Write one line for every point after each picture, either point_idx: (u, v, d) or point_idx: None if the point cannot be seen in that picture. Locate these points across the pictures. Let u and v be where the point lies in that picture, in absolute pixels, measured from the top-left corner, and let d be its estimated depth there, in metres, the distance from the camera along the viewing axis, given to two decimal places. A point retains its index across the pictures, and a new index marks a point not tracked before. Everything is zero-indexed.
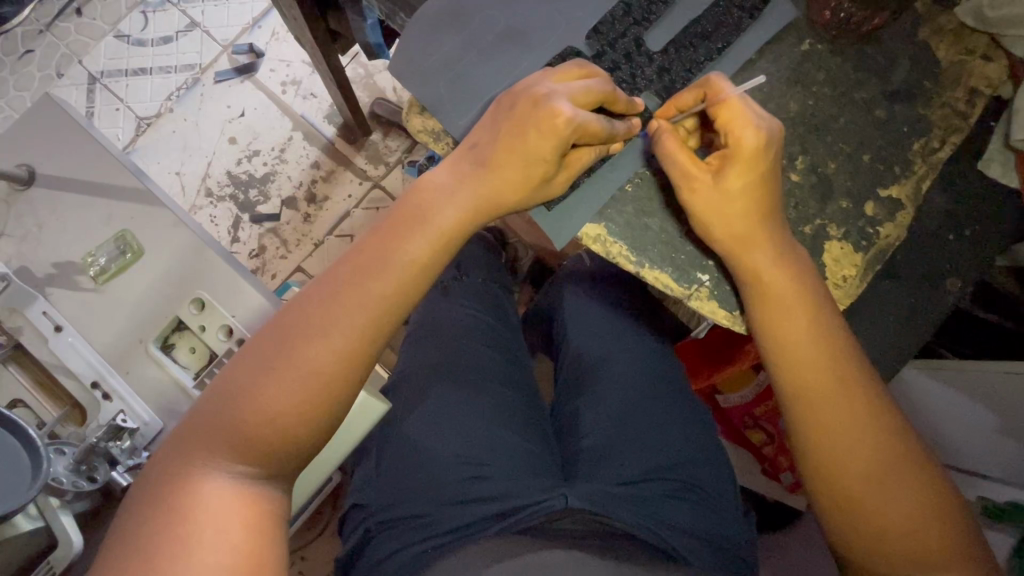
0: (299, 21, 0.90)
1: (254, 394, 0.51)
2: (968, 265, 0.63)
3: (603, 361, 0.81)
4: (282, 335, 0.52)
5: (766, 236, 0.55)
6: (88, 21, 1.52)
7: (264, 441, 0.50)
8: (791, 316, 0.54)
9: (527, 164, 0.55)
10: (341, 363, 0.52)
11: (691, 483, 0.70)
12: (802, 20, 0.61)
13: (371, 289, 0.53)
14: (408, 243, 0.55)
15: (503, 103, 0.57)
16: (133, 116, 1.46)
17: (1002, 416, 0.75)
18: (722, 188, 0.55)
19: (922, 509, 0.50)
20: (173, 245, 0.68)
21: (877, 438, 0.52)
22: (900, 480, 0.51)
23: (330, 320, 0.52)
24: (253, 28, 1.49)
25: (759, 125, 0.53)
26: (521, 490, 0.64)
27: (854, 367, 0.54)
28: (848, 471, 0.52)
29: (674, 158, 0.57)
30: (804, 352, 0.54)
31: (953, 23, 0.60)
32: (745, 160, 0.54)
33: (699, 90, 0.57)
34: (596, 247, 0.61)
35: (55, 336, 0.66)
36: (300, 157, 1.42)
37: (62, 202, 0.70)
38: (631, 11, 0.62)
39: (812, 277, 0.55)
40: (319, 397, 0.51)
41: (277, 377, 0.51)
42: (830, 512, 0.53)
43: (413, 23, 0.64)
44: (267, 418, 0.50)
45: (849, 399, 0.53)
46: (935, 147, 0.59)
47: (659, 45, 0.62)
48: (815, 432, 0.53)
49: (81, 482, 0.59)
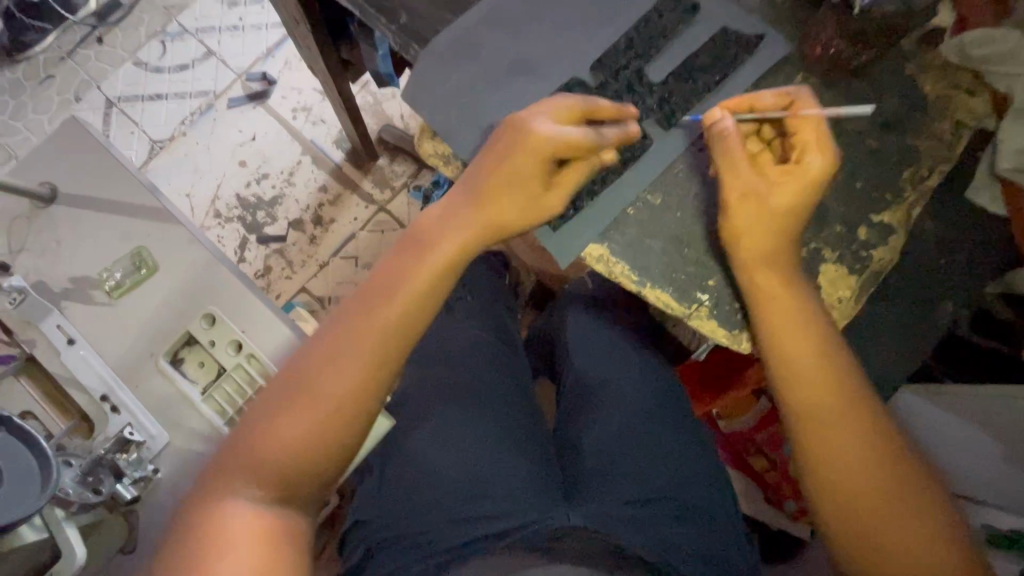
0: (315, 51, 0.94)
1: (274, 422, 0.53)
2: (959, 289, 0.65)
3: (605, 382, 0.81)
4: (300, 366, 0.54)
5: (771, 258, 0.56)
6: (109, 48, 1.58)
7: (282, 465, 0.52)
8: (795, 342, 0.55)
9: (516, 182, 0.58)
10: (356, 392, 0.54)
11: (693, 505, 0.70)
12: (795, 55, 0.64)
13: (385, 319, 0.56)
14: (416, 268, 0.57)
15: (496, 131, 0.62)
16: (148, 139, 1.51)
17: (1006, 445, 0.75)
18: (775, 192, 0.56)
19: (927, 528, 0.51)
20: (188, 262, 0.70)
21: (882, 464, 0.53)
22: (902, 498, 0.52)
23: (343, 352, 0.54)
24: (267, 57, 1.55)
25: (832, 157, 0.55)
26: (523, 510, 0.64)
27: (855, 387, 0.55)
28: (851, 492, 0.53)
29: (729, 157, 0.57)
30: (811, 377, 0.55)
31: (938, 60, 0.63)
32: (807, 179, 0.55)
33: (789, 100, 0.59)
34: (599, 267, 0.61)
35: (66, 348, 0.68)
36: (308, 180, 1.46)
37: (82, 219, 0.72)
38: (632, 45, 0.66)
39: (813, 305, 0.57)
40: (336, 424, 0.53)
41: (296, 405, 0.53)
42: (840, 541, 0.53)
43: (427, 53, 0.67)
44: (286, 446, 0.52)
45: (855, 424, 0.54)
46: (924, 175, 0.61)
47: (659, 78, 0.66)
48: (821, 459, 0.54)
49: (86, 493, 0.59)
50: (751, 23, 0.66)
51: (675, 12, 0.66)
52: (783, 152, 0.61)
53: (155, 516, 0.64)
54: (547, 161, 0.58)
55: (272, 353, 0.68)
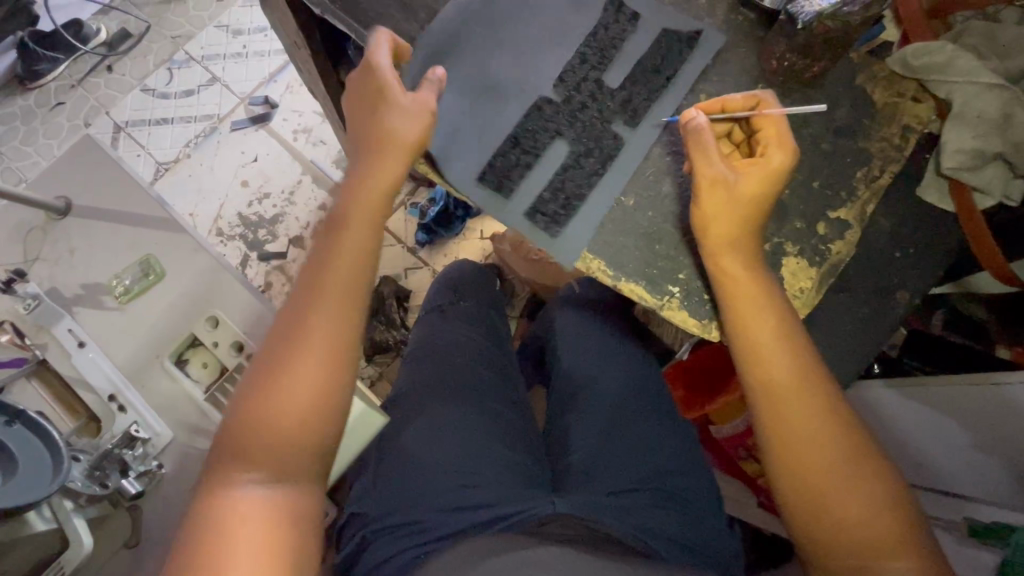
0: (314, 74, 1.01)
1: (256, 405, 0.55)
2: (914, 281, 0.69)
3: (590, 380, 0.84)
4: (270, 352, 0.57)
5: (736, 249, 0.60)
6: (117, 76, 1.66)
7: (275, 440, 0.54)
8: (756, 319, 0.59)
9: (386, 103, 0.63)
10: (329, 359, 0.57)
11: (673, 493, 0.73)
12: (755, 68, 0.70)
13: (345, 283, 0.60)
14: (355, 230, 0.62)
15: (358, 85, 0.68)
16: (153, 161, 1.57)
17: (975, 433, 0.77)
18: (742, 181, 0.60)
19: (872, 509, 0.54)
20: (194, 268, 0.75)
21: (834, 436, 0.57)
22: (854, 481, 0.55)
23: (307, 324, 0.57)
24: (269, 82, 1.62)
25: (791, 153, 0.60)
26: (510, 498, 0.69)
27: (819, 379, 0.59)
28: (810, 475, 0.56)
29: (702, 148, 0.60)
30: (768, 353, 0.59)
31: (885, 71, 0.68)
32: (769, 172, 0.59)
33: (753, 100, 0.63)
34: (577, 263, 0.66)
35: (77, 351, 0.71)
36: (309, 199, 1.52)
37: (94, 230, 0.77)
38: (586, 59, 0.71)
39: (775, 290, 0.61)
40: (318, 390, 0.56)
41: (276, 381, 0.55)
42: (792, 506, 0.57)
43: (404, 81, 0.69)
44: (276, 428, 0.55)
45: (809, 399, 0.58)
46: (876, 175, 0.66)
47: (617, 83, 0.70)
48: (776, 428, 0.58)
49: (94, 486, 0.63)
50: (714, 39, 0.71)
51: (619, 24, 0.71)
52: (751, 151, 0.66)
53: (159, 510, 0.67)
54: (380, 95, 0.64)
55: None
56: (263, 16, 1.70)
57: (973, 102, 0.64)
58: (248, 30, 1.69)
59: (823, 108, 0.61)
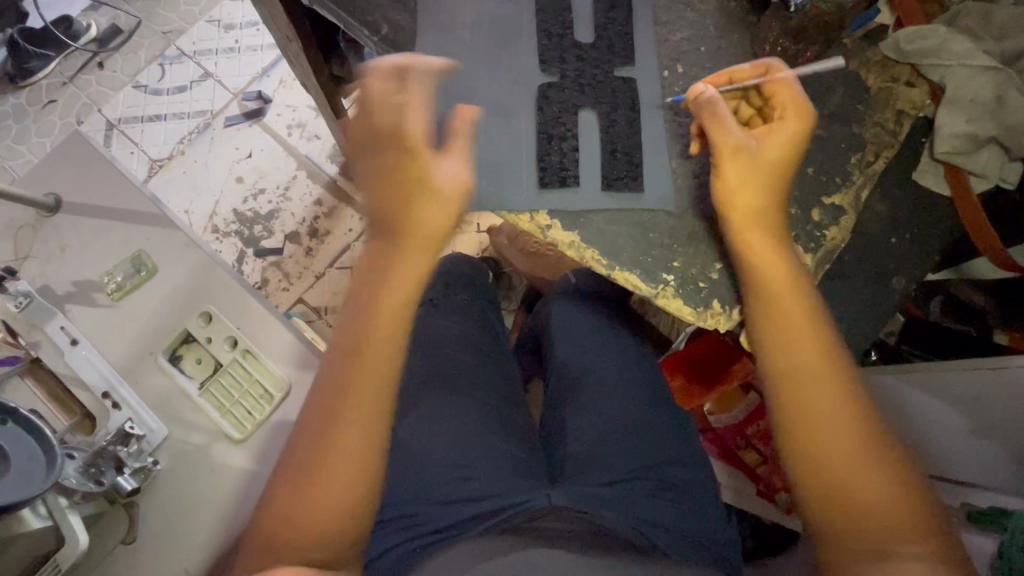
0: (307, 67, 1.00)
1: (288, 500, 0.54)
2: (910, 267, 0.68)
3: (586, 371, 0.84)
4: (303, 445, 0.56)
5: (765, 221, 0.60)
6: (109, 73, 1.64)
7: (313, 527, 0.53)
8: (776, 298, 0.58)
9: (418, 189, 0.61)
10: (360, 453, 0.55)
11: (671, 484, 0.73)
12: (747, 53, 0.69)
13: (379, 347, 0.58)
14: (389, 291, 0.59)
15: (356, 125, 0.63)
16: (147, 158, 1.56)
17: (972, 417, 0.77)
18: (763, 149, 0.60)
19: (889, 493, 0.52)
20: (185, 264, 0.75)
21: (855, 419, 0.54)
22: (877, 468, 0.52)
23: (344, 416, 0.56)
24: (262, 76, 1.61)
25: (808, 115, 0.60)
26: (509, 490, 0.69)
27: (845, 363, 0.56)
28: (828, 454, 0.53)
29: (720, 121, 0.61)
30: (789, 333, 0.57)
31: (878, 56, 0.68)
32: (789, 137, 0.60)
33: (762, 68, 0.63)
34: (571, 252, 0.65)
35: (69, 349, 0.71)
36: (304, 194, 1.51)
37: (85, 227, 0.76)
38: (550, 31, 0.70)
39: (796, 267, 0.59)
40: (367, 460, 0.55)
41: (326, 450, 0.55)
42: (809, 490, 0.54)
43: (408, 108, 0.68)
44: (322, 498, 0.54)
45: (831, 379, 0.55)
46: (870, 160, 0.65)
47: (589, 39, 0.70)
48: (796, 408, 0.55)
49: (88, 483, 0.62)
50: (706, 26, 0.70)
51: None
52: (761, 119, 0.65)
53: (155, 507, 0.67)
54: (421, 141, 0.62)
55: (263, 347, 0.73)
56: (255, 9, 1.68)
57: (967, 86, 0.63)
58: (240, 24, 1.67)
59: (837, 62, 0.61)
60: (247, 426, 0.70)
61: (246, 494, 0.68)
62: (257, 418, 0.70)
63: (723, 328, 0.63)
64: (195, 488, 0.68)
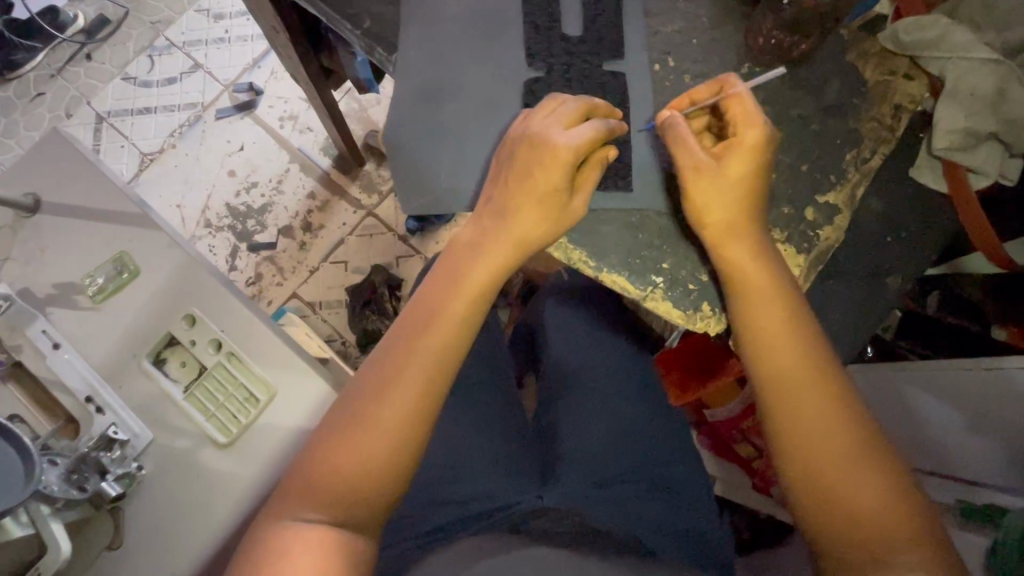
0: (295, 59, 0.97)
1: (329, 457, 0.53)
2: (906, 266, 0.67)
3: (578, 370, 0.83)
4: (345, 404, 0.55)
5: (740, 235, 0.58)
6: (97, 65, 1.61)
7: (342, 496, 0.52)
8: (763, 306, 0.56)
9: (529, 198, 0.58)
10: (399, 429, 0.53)
11: (662, 485, 0.73)
12: (741, 45, 0.67)
13: (441, 323, 0.57)
14: (468, 273, 0.58)
15: (504, 153, 0.61)
16: (138, 152, 1.54)
17: (968, 415, 0.76)
18: (725, 168, 0.58)
19: (880, 500, 0.50)
20: (167, 265, 0.73)
21: (844, 426, 0.53)
22: (869, 472, 0.51)
23: (393, 387, 0.54)
24: (253, 68, 1.58)
25: (764, 124, 0.57)
26: (498, 491, 0.69)
27: (828, 366, 0.55)
28: (817, 463, 0.52)
29: (681, 142, 0.59)
30: (775, 342, 0.55)
31: (876, 47, 0.65)
32: (746, 150, 0.57)
33: (714, 85, 0.61)
34: (558, 254, 0.63)
35: (52, 353, 0.70)
36: (297, 187, 1.49)
37: (66, 227, 0.75)
38: (537, 25, 0.68)
39: (781, 274, 0.57)
40: (411, 430, 0.54)
41: (369, 412, 0.53)
42: (799, 499, 0.53)
43: (392, 110, 0.67)
44: (361, 457, 0.52)
45: (818, 387, 0.54)
46: (867, 156, 0.64)
47: (577, 32, 0.68)
48: (783, 418, 0.54)
49: (71, 490, 0.62)
50: (698, 17, 0.68)
51: None
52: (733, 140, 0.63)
53: (141, 512, 0.67)
54: (567, 160, 0.57)
55: (248, 349, 0.71)
56: None
57: (968, 79, 0.61)
58: (229, 13, 1.64)
59: (780, 70, 0.62)
60: (232, 430, 0.69)
61: (233, 499, 0.67)
62: (242, 422, 0.69)
63: (714, 331, 0.61)
64: (181, 493, 0.67)
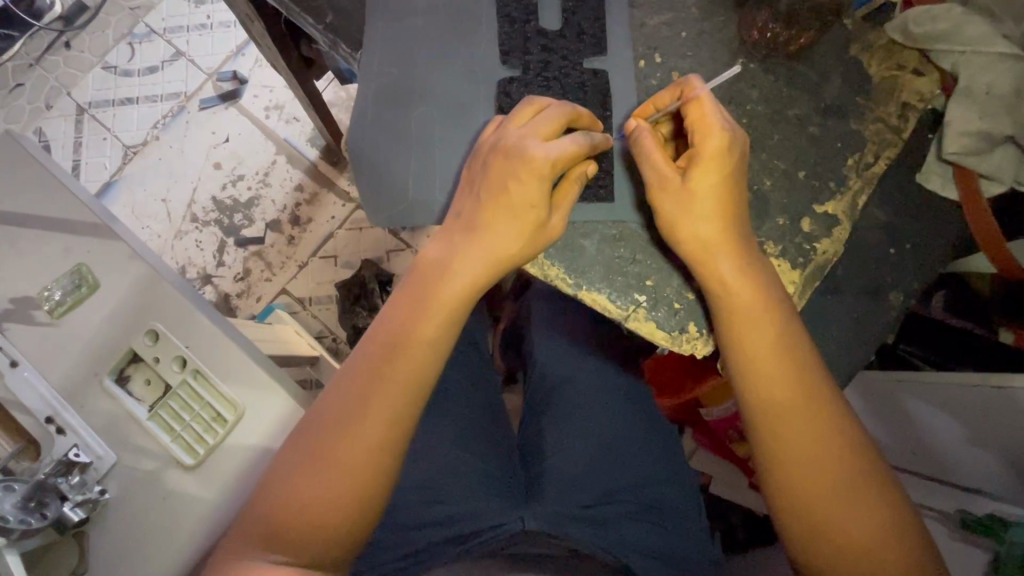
0: (272, 50, 0.92)
1: (289, 494, 0.49)
2: (912, 277, 0.63)
3: (566, 380, 0.80)
4: (313, 431, 0.51)
5: (724, 252, 0.53)
6: (76, 53, 1.56)
7: (304, 534, 0.49)
8: (755, 328, 0.52)
9: (501, 216, 0.54)
10: (369, 459, 0.50)
11: (650, 506, 0.70)
12: (735, 38, 0.62)
13: (407, 348, 0.53)
14: (439, 295, 0.54)
15: (475, 167, 0.57)
16: (121, 145, 1.49)
17: (969, 427, 0.73)
18: (690, 181, 0.54)
19: (877, 537, 0.47)
20: (129, 277, 0.69)
21: (840, 457, 0.49)
22: (865, 508, 0.48)
23: (363, 415, 0.51)
24: (236, 56, 1.52)
25: (725, 130, 0.53)
26: (476, 512, 0.65)
27: (825, 395, 0.51)
28: (811, 498, 0.49)
29: (647, 155, 0.56)
30: (767, 367, 0.51)
31: (883, 39, 0.61)
32: (708, 160, 0.53)
33: (676, 90, 0.57)
34: (533, 270, 0.59)
35: (9, 371, 0.66)
36: (284, 179, 1.45)
37: (24, 237, 0.71)
38: (513, 20, 0.64)
39: (774, 293, 0.53)
40: (376, 465, 0.51)
41: (331, 446, 0.50)
42: (792, 533, 0.50)
43: (355, 118, 0.63)
44: (323, 494, 0.49)
45: (813, 416, 0.50)
46: (869, 162, 0.59)
47: (556, 25, 0.64)
48: (775, 450, 0.50)
49: (31, 519, 0.59)
50: (689, 8, 0.63)
51: None
52: None
53: (107, 537, 0.64)
54: (546, 174, 0.54)
55: (214, 368, 0.68)
56: None
57: (982, 77, 0.57)
58: None
59: (736, 68, 0.59)
60: (199, 451, 0.66)
61: (204, 523, 0.64)
62: (209, 442, 0.66)
63: (701, 353, 0.58)
64: (147, 518, 0.64)
